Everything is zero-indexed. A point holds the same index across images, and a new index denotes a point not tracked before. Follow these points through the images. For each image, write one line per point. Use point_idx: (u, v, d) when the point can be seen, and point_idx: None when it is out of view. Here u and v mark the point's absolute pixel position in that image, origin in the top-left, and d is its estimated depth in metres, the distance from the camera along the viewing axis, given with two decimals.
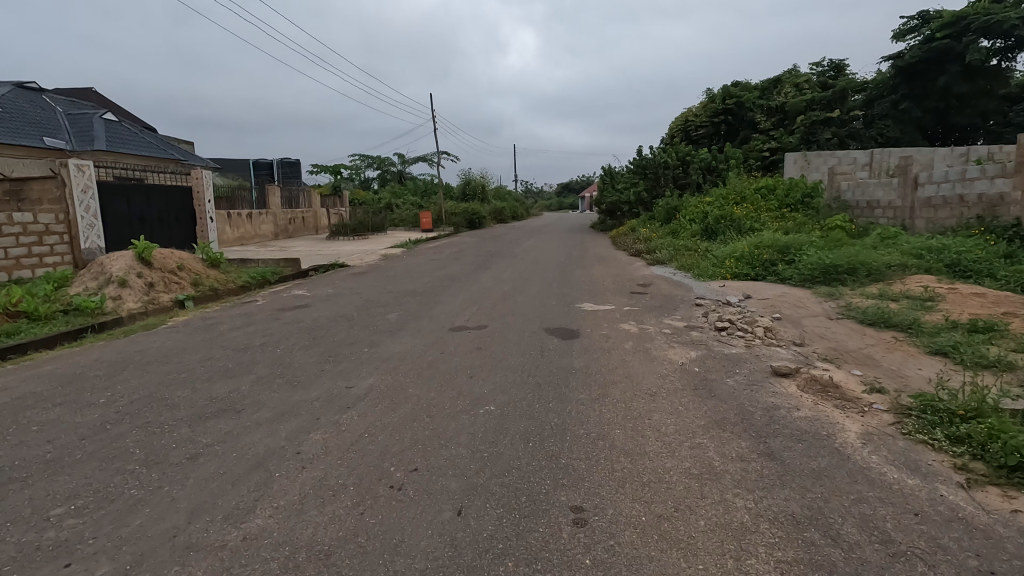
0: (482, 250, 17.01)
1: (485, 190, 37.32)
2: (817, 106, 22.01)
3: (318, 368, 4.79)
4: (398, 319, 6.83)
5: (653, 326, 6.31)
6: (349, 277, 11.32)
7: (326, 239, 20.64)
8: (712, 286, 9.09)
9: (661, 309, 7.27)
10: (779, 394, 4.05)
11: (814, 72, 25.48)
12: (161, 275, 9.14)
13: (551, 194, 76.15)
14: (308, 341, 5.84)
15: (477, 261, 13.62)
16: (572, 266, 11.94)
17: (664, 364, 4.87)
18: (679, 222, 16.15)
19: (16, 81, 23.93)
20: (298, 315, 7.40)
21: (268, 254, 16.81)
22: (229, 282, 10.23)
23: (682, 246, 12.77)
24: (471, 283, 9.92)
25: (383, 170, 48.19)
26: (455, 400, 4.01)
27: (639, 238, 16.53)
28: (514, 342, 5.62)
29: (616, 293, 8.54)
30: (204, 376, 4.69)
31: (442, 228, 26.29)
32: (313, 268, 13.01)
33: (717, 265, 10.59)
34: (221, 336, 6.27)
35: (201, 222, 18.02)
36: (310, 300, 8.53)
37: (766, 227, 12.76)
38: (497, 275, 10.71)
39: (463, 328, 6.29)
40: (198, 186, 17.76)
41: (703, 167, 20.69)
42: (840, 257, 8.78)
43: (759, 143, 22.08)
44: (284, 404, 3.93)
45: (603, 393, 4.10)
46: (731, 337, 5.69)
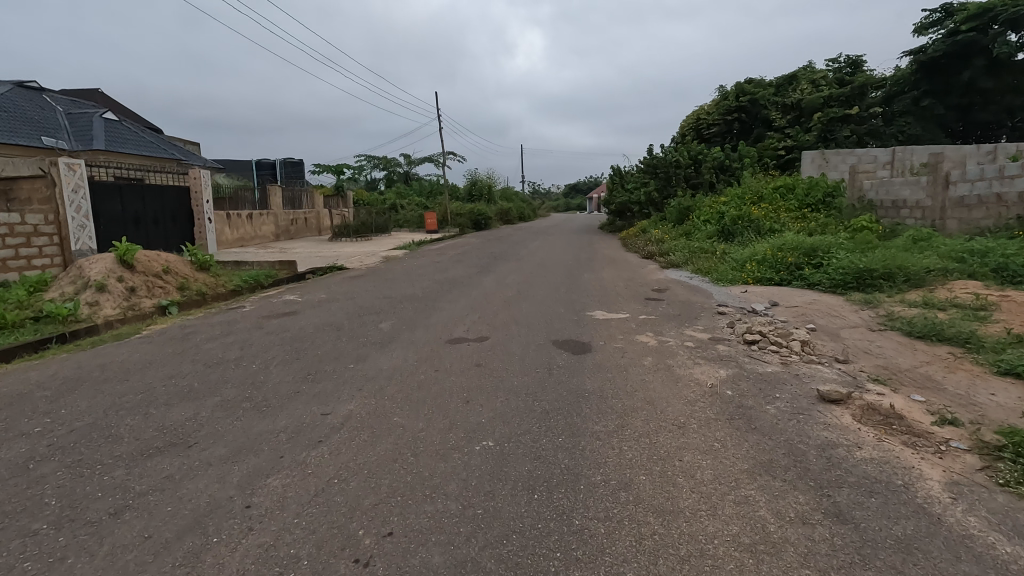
0: (487, 252, 16.42)
1: (491, 191, 36.85)
2: (835, 103, 21.23)
3: (293, 390, 4.18)
4: (391, 329, 6.22)
5: (674, 339, 5.66)
6: (346, 281, 10.74)
7: (328, 241, 20.13)
8: (734, 292, 8.42)
9: (680, 319, 6.63)
10: (834, 429, 3.38)
11: (830, 68, 24.69)
12: (144, 279, 8.60)
13: (559, 194, 76.10)
14: (289, 355, 5.25)
15: (482, 264, 13.00)
16: (581, 270, 11.31)
17: (690, 386, 4.22)
18: (693, 223, 15.43)
19: (16, 81, 23.62)
20: (284, 323, 6.80)
21: (267, 256, 16.31)
22: (219, 286, 9.68)
23: (698, 248, 12.07)
24: (474, 287, 9.30)
25: (389, 170, 47.97)
26: (447, 432, 3.39)
27: (650, 240, 15.84)
28: (517, 357, 4.99)
29: (629, 299, 7.91)
30: (161, 399, 4.10)
31: (448, 229, 25.74)
32: (310, 271, 12.46)
33: (737, 269, 9.91)
34: (196, 348, 5.68)
35: (199, 222, 17.55)
36: (302, 306, 7.96)
37: (787, 228, 12.04)
38: (502, 278, 10.11)
39: (461, 340, 5.67)
40: (196, 187, 17.31)
41: (716, 166, 19.99)
42: (873, 260, 8.09)
43: (774, 142, 21.33)
44: (243, 438, 3.32)
45: (622, 426, 3.46)
46: (764, 353, 5.02)
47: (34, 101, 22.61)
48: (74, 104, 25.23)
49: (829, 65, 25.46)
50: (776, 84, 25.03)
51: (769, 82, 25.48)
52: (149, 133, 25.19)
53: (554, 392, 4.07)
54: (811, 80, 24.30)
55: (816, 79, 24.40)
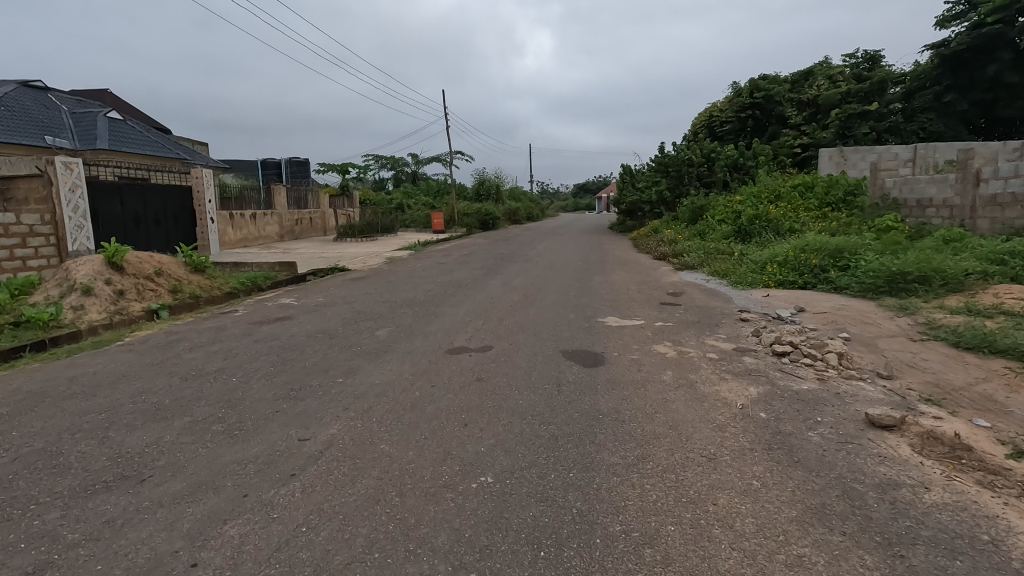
0: (494, 252, 15.98)
1: (498, 190, 36.48)
2: (853, 99, 20.57)
3: (272, 409, 3.74)
4: (388, 337, 5.78)
5: (696, 350, 5.18)
6: (346, 283, 10.35)
7: (333, 242, 19.79)
8: (754, 297, 7.92)
9: (700, 326, 6.14)
10: (892, 464, 2.89)
11: (847, 63, 24.01)
12: (134, 282, 8.24)
13: (568, 194, 76.12)
14: (275, 366, 4.82)
15: (487, 265, 12.57)
16: (592, 272, 10.83)
17: (718, 407, 3.73)
18: (707, 222, 14.87)
19: (22, 80, 23.52)
20: (276, 329, 6.39)
21: (270, 258, 15.98)
22: (213, 288, 9.30)
23: (714, 249, 11.52)
24: (478, 290, 8.85)
25: (397, 170, 47.81)
26: (440, 464, 2.93)
27: (662, 240, 15.30)
28: (523, 371, 4.52)
29: (643, 304, 7.43)
30: (125, 418, 3.68)
31: (455, 229, 25.37)
32: (311, 272, 12.09)
33: (757, 271, 9.39)
34: (178, 357, 5.28)
35: (201, 222, 17.27)
36: (297, 311, 7.56)
37: (808, 229, 11.47)
38: (508, 281, 9.66)
39: (463, 350, 5.22)
40: (199, 186, 17.04)
41: (730, 164, 19.43)
42: (906, 262, 7.55)
43: (790, 139, 20.70)
44: (205, 470, 2.88)
45: (643, 457, 2.99)
46: (797, 367, 4.52)
47: (39, 100, 22.45)
48: (79, 104, 25.08)
49: (846, 61, 24.78)
50: (791, 80, 24.39)
51: (784, 78, 24.82)
52: (154, 133, 25.00)
53: (564, 414, 3.60)
54: (828, 76, 23.63)
55: (833, 74, 23.73)
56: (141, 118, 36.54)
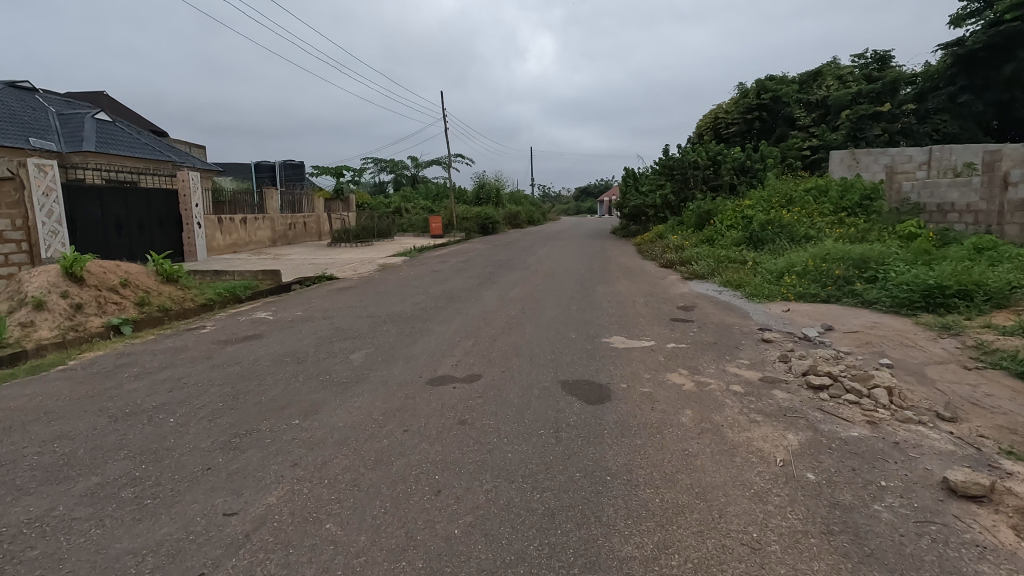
0: (492, 259, 15.28)
1: (498, 194, 35.90)
2: (864, 100, 19.88)
3: (202, 466, 3.05)
4: (362, 363, 5.05)
5: (717, 381, 4.44)
6: (331, 294, 9.66)
7: (326, 248, 19.14)
8: (773, 312, 7.21)
9: (718, 349, 5.41)
10: (1000, 562, 2.17)
11: (856, 63, 23.32)
12: (95, 294, 7.57)
13: (569, 198, 76.14)
14: (223, 401, 4.11)
15: (484, 274, 11.86)
16: (594, 281, 10.13)
17: (754, 464, 3.02)
18: (716, 228, 14.15)
19: (9, 81, 22.96)
20: (241, 350, 5.70)
21: (258, 265, 15.32)
22: (186, 300, 8.63)
23: (725, 257, 10.81)
24: (471, 303, 8.15)
25: (397, 173, 47.37)
26: (397, 560, 2.21)
27: (668, 247, 14.59)
28: (514, 410, 3.80)
29: (652, 321, 6.71)
30: (18, 478, 2.98)
31: (453, 234, 24.74)
32: (297, 281, 11.41)
33: (773, 283, 8.69)
34: (117, 388, 4.57)
35: (187, 227, 16.62)
36: (270, 327, 6.86)
37: (825, 236, 10.75)
38: (506, 292, 8.95)
39: (446, 380, 4.50)
40: (185, 189, 16.40)
41: (736, 167, 18.75)
42: (941, 273, 6.83)
43: (798, 141, 20.04)
44: (85, 569, 2.18)
45: (667, 548, 2.28)
46: (841, 407, 3.81)
47: (25, 101, 21.85)
48: (69, 105, 24.48)
49: (855, 61, 24.12)
50: (799, 81, 23.71)
51: (792, 79, 24.14)
52: (144, 135, 24.38)
53: (562, 477, 2.87)
54: (837, 77, 22.94)
55: (843, 75, 23.03)
56: (137, 121, 36.06)
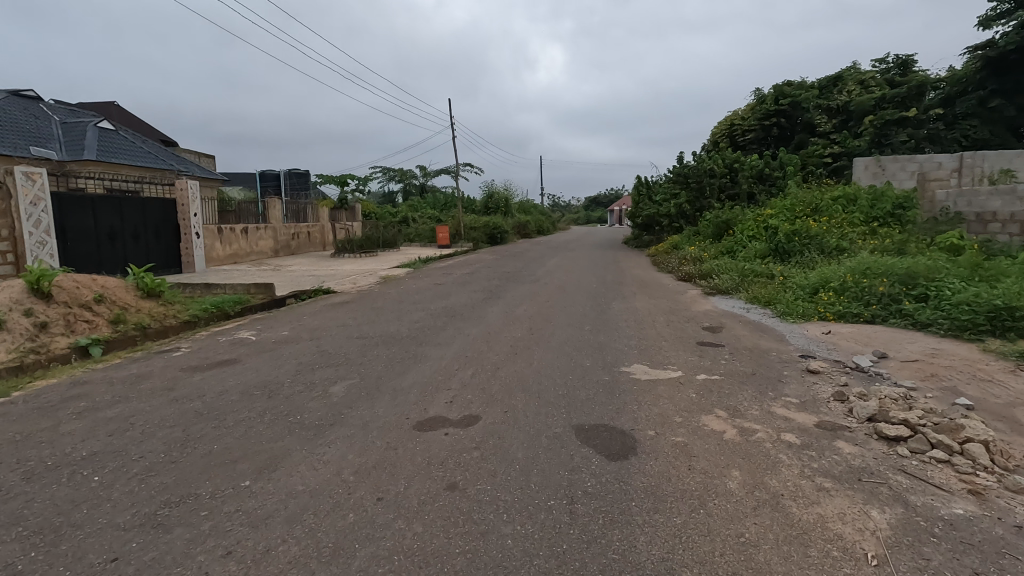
0: (499, 271, 14.58)
1: (507, 203, 35.37)
2: (888, 104, 19.05)
3: (107, 556, 2.33)
4: (342, 398, 4.33)
5: (766, 428, 3.66)
6: (325, 310, 8.99)
7: (329, 259, 18.57)
8: (812, 334, 6.42)
9: (757, 381, 4.65)
10: None
11: (877, 68, 22.50)
12: (63, 312, 6.94)
13: (579, 207, 76.14)
14: (166, 451, 3.40)
15: (490, 287, 11.16)
16: (609, 296, 9.39)
17: (839, 563, 2.24)
18: (736, 238, 13.33)
19: (14, 91, 22.78)
20: (208, 381, 4.99)
21: (256, 277, 14.73)
22: (166, 317, 7.99)
23: (750, 270, 10.01)
24: (475, 321, 7.42)
25: (406, 182, 47.17)
26: None
27: (685, 259, 13.79)
28: (517, 470, 3.05)
29: (678, 346, 5.92)
30: None
31: (461, 245, 24.16)
32: (292, 295, 10.78)
33: (806, 300, 7.89)
34: (51, 430, 3.87)
35: (186, 237, 16.10)
36: (249, 350, 6.17)
37: (859, 248, 9.93)
38: (513, 309, 8.22)
39: (436, 425, 3.75)
40: (184, 199, 15.91)
41: (755, 175, 17.97)
42: (1006, 291, 6.00)
43: (819, 148, 19.24)
44: None
45: None
46: (930, 470, 3.02)
47: (28, 109, 21.60)
48: (73, 114, 24.26)
49: (876, 66, 23.29)
50: (818, 86, 22.91)
51: (811, 84, 23.34)
52: (148, 143, 24.07)
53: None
54: (859, 81, 22.12)
55: (864, 80, 22.23)
56: (145, 131, 35.97)
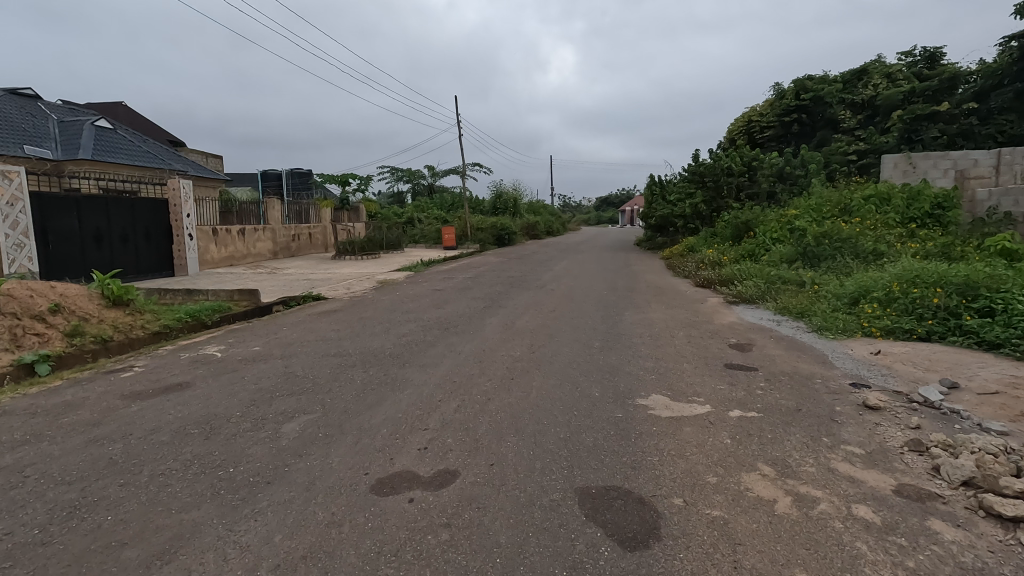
0: (504, 275, 13.77)
1: (515, 204, 34.64)
2: (918, 99, 18.11)
3: None
4: (293, 442, 3.52)
5: (829, 496, 2.78)
6: (310, 320, 8.24)
7: (329, 262, 17.91)
8: (858, 354, 5.54)
9: (805, 420, 3.78)
10: None
11: (905, 61, 21.43)
12: (11, 324, 6.24)
13: (591, 207, 76.21)
14: (43, 525, 2.60)
15: (492, 294, 10.36)
16: (621, 306, 8.52)
17: None
18: (758, 240, 12.40)
19: (13, 90, 22.45)
20: (146, 412, 4.22)
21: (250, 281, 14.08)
22: (133, 328, 7.27)
23: (777, 276, 9.13)
24: (470, 335, 6.61)
25: (414, 182, 46.69)
26: None
27: (703, 263, 12.87)
28: (496, 569, 2.22)
29: (703, 369, 5.05)
30: None
31: (467, 246, 23.47)
32: (279, 302, 10.05)
33: (845, 311, 7.01)
34: None
35: (178, 239, 15.49)
36: (207, 371, 5.37)
37: (898, 254, 9.01)
38: (514, 321, 7.39)
39: (399, 486, 2.93)
40: (176, 199, 15.31)
41: (775, 173, 17.04)
42: None
43: (843, 145, 18.29)
44: None
45: None
46: None
47: (24, 108, 21.12)
48: (73, 114, 23.86)
49: (902, 59, 22.19)
50: (841, 81, 21.86)
51: (832, 78, 22.30)
52: (148, 143, 23.54)
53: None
54: (885, 75, 21.06)
55: (890, 73, 21.18)
56: (150, 132, 35.67)
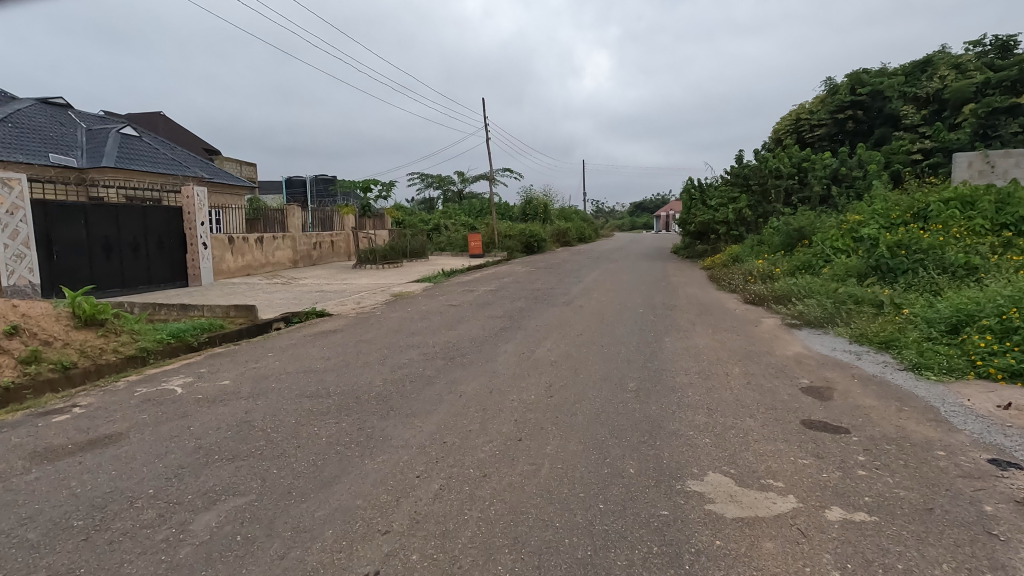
0: (529, 287, 12.68)
1: (545, 210, 33.51)
2: (994, 90, 16.28)
3: None
4: (203, 551, 2.51)
5: None
6: (304, 342, 7.33)
7: (346, 273, 17.16)
8: (981, 406, 4.21)
9: (946, 533, 2.54)
10: None
11: (975, 51, 19.45)
12: None
13: (624, 212, 76.02)
14: None
15: (513, 311, 9.30)
16: (660, 328, 7.32)
17: None
18: (814, 249, 10.93)
19: (42, 99, 22.55)
20: (47, 481, 3.28)
21: (261, 294, 13.41)
22: (103, 353, 6.45)
23: (847, 294, 7.72)
24: (479, 369, 5.54)
25: (442, 187, 46.18)
26: None
27: (751, 276, 11.44)
28: None
29: (773, 429, 3.82)
30: None
31: (494, 253, 22.46)
32: (278, 319, 9.18)
33: (947, 342, 5.63)
34: None
35: (191, 248, 14.85)
36: (152, 416, 4.42)
37: (997, 268, 7.56)
38: (534, 349, 6.27)
39: None
40: (189, 207, 14.63)
41: (829, 175, 15.46)
42: None
43: (905, 143, 16.60)
44: None
45: None
46: None
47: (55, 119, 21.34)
48: (102, 121, 23.97)
49: (971, 49, 20.20)
50: (902, 73, 19.99)
51: (891, 71, 20.43)
52: (171, 150, 23.49)
53: None
54: (953, 66, 19.15)
55: (957, 64, 19.29)
56: (184, 143, 36.12)
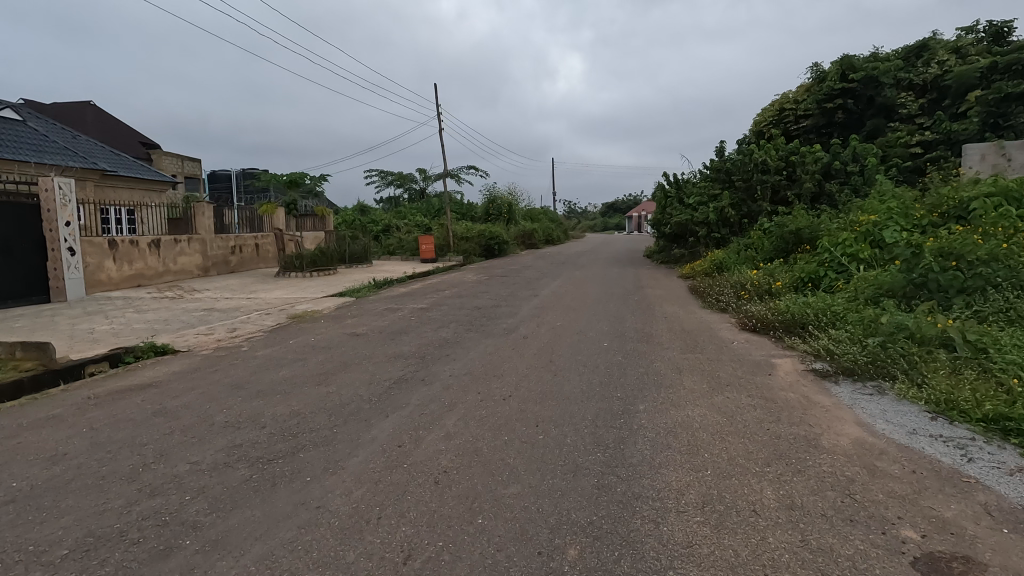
0: (470, 303, 10.16)
1: (510, 210, 31.01)
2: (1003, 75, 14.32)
3: None
4: None
5: None
6: (74, 411, 4.58)
7: (261, 284, 14.33)
8: None
9: None
10: None
11: (973, 35, 17.59)
12: None
13: (596, 213, 75.80)
14: None
15: (433, 344, 6.74)
16: (631, 385, 4.83)
17: None
18: (821, 255, 8.63)
19: None
20: None
21: (132, 312, 10.51)
22: None
23: (892, 324, 5.35)
24: (295, 499, 2.94)
25: (405, 185, 43.63)
26: None
27: (743, 291, 9.11)
28: None
29: None
30: None
31: (448, 259, 19.97)
32: (96, 361, 6.39)
33: None
34: None
35: (53, 254, 11.54)
36: None
37: None
38: (421, 438, 3.70)
39: None
40: (50, 202, 11.37)
41: (822, 169, 13.35)
42: None
43: (904, 135, 14.63)
44: None
45: None
46: None
47: None
48: None
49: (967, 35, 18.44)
50: (895, 58, 17.98)
51: (883, 56, 18.40)
52: (72, 141, 20.15)
53: None
54: (950, 51, 17.23)
55: (956, 48, 17.31)
56: (117, 138, 32.74)
